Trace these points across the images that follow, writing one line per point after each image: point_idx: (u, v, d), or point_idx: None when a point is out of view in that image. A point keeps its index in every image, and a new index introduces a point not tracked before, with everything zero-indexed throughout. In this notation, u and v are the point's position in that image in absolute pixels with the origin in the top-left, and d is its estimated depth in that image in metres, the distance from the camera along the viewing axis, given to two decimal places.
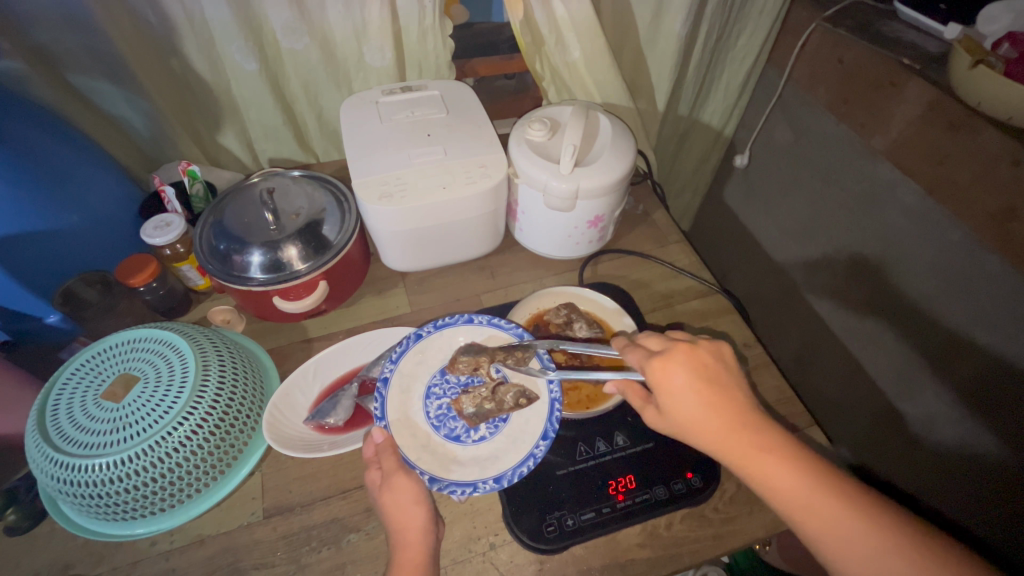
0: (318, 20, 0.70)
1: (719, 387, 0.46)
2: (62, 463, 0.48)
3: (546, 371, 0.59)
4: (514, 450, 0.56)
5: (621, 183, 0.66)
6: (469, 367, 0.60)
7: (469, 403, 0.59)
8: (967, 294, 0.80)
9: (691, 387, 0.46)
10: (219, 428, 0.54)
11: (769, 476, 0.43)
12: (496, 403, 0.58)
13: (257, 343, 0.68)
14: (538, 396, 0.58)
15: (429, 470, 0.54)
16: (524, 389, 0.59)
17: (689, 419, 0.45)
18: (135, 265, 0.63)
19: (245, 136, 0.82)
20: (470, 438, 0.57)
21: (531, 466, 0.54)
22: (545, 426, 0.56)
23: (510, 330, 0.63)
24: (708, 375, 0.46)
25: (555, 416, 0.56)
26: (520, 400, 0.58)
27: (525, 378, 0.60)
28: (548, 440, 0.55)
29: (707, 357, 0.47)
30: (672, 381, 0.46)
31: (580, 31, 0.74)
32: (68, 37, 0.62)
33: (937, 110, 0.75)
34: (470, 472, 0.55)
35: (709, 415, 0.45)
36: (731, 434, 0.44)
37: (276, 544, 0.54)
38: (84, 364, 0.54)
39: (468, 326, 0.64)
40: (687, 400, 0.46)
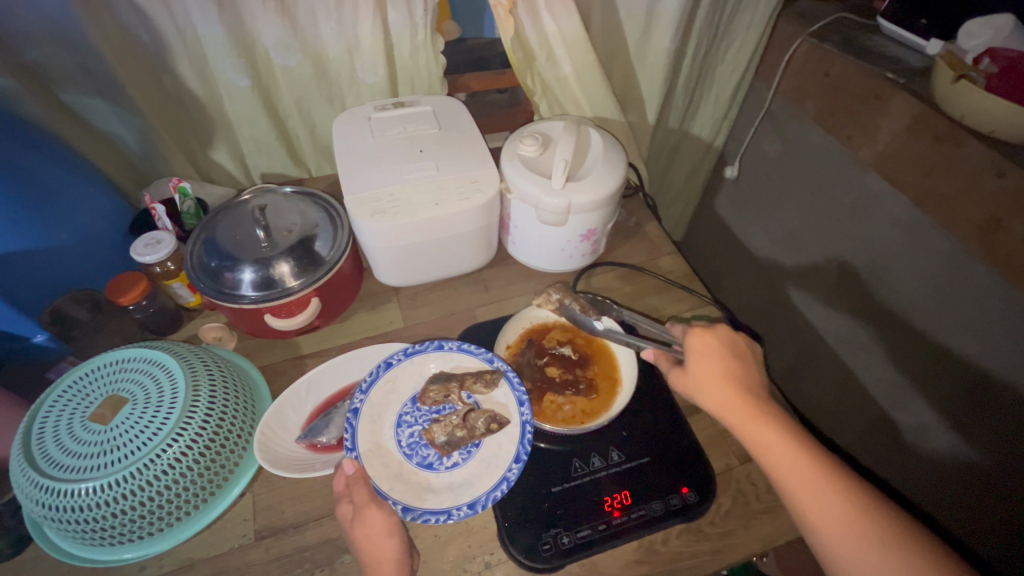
0: (310, 37, 0.71)
1: (745, 365, 0.55)
2: (48, 488, 0.47)
3: (516, 396, 0.59)
4: (487, 476, 0.55)
5: (613, 197, 0.66)
6: (440, 395, 0.60)
7: (440, 431, 0.58)
8: (956, 303, 0.81)
9: (720, 357, 0.55)
10: (210, 448, 0.53)
11: (799, 485, 0.47)
12: (467, 429, 0.58)
13: (248, 361, 0.67)
14: (508, 421, 0.58)
15: (402, 499, 0.54)
16: (494, 415, 0.58)
17: (716, 394, 0.53)
18: (125, 283, 0.62)
19: (238, 151, 0.82)
20: (443, 466, 0.57)
21: (505, 489, 0.54)
22: (517, 449, 0.56)
23: (481, 356, 0.63)
24: (738, 353, 0.56)
25: (527, 438, 0.56)
26: (491, 426, 0.58)
27: (496, 405, 0.60)
28: (520, 463, 0.55)
29: (743, 342, 0.57)
30: (710, 352, 0.55)
31: (571, 47, 0.76)
32: (60, 56, 0.62)
33: (922, 123, 0.76)
34: (444, 500, 0.54)
35: (723, 376, 0.54)
36: (757, 423, 0.51)
37: (268, 566, 0.54)
38: (71, 385, 0.53)
39: (439, 353, 0.63)
40: (718, 367, 0.54)
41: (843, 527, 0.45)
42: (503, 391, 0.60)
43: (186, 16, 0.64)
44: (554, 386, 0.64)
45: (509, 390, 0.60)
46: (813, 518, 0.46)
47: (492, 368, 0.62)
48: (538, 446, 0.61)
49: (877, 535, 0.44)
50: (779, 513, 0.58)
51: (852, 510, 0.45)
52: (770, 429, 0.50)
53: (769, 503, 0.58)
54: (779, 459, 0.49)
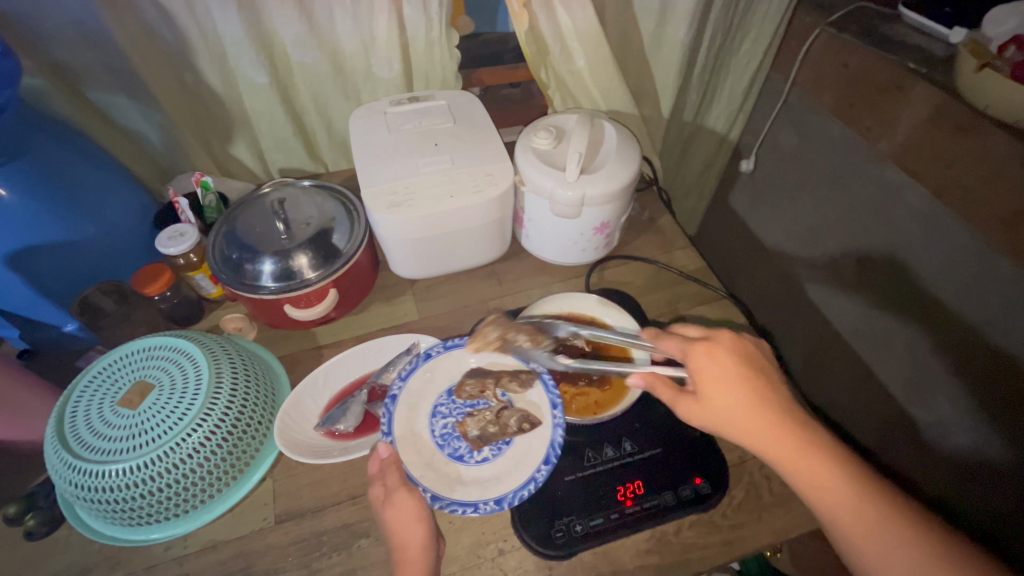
0: (327, 33, 0.72)
1: (765, 378, 0.48)
2: (80, 468, 0.49)
3: (550, 398, 0.58)
4: (515, 474, 0.55)
5: (626, 190, 0.66)
6: (475, 390, 0.60)
7: (474, 426, 0.59)
8: (978, 298, 0.79)
9: (732, 373, 0.47)
10: (231, 435, 0.55)
11: (835, 501, 0.43)
12: (499, 426, 0.58)
13: (268, 351, 0.69)
14: (541, 423, 0.58)
15: (432, 487, 0.54)
16: (527, 414, 0.58)
17: (733, 410, 0.46)
18: (149, 274, 0.64)
19: (257, 147, 0.84)
20: (474, 459, 0.56)
21: (532, 489, 0.53)
22: (547, 451, 0.55)
23: (517, 355, 0.62)
24: (754, 364, 0.48)
25: (558, 440, 0.55)
26: (523, 425, 0.58)
27: (529, 404, 0.59)
28: (549, 465, 0.54)
29: (754, 348, 0.49)
30: (724, 371, 0.47)
31: (585, 40, 0.76)
32: (87, 55, 0.64)
33: (943, 114, 0.74)
34: (472, 492, 0.54)
35: (750, 401, 0.46)
36: (788, 439, 0.45)
37: (287, 549, 0.55)
38: (101, 371, 0.55)
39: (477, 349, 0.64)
40: (737, 390, 0.47)
41: (922, 568, 0.39)
42: (538, 391, 0.60)
43: (207, 14, 0.66)
44: (568, 377, 0.64)
45: (544, 391, 0.59)
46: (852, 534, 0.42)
47: (529, 369, 0.61)
48: None
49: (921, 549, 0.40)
50: (793, 507, 0.58)
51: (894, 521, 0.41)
52: (802, 442, 0.44)
53: (782, 496, 0.58)
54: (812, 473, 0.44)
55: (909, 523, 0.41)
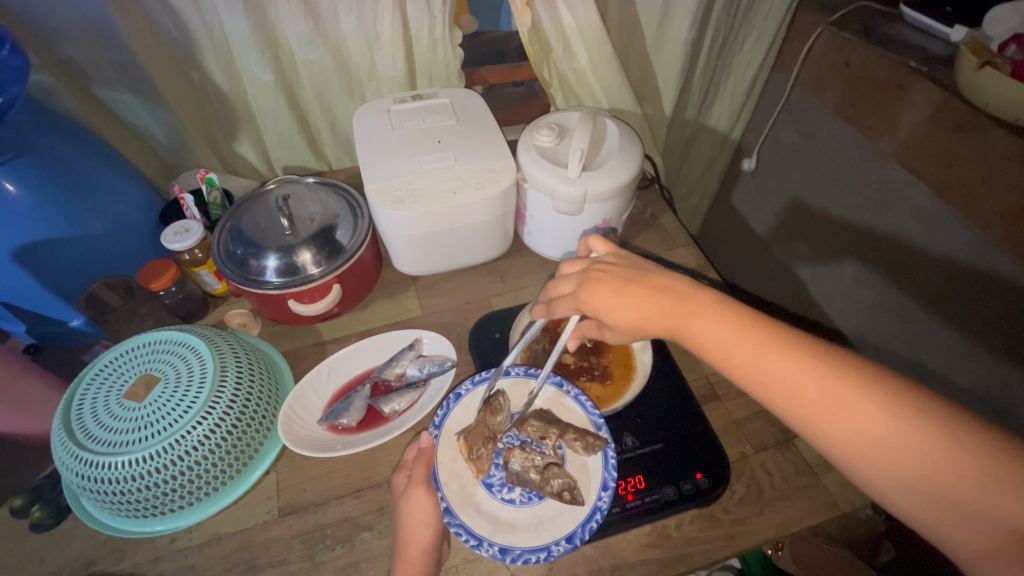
0: (332, 31, 0.73)
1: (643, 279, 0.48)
2: (86, 460, 0.50)
3: (604, 478, 0.53)
4: (533, 534, 0.52)
5: (628, 187, 0.66)
6: (536, 433, 0.57)
7: (517, 460, 0.56)
8: (980, 296, 0.79)
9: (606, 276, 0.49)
10: (236, 428, 0.55)
11: (734, 353, 0.43)
12: (542, 479, 0.54)
13: (272, 346, 0.69)
14: (583, 502, 0.53)
15: (450, 499, 0.53)
16: (573, 484, 0.54)
17: (619, 303, 0.47)
18: (156, 269, 0.64)
19: (261, 144, 0.84)
20: (501, 496, 0.54)
21: (541, 559, 0.50)
22: (574, 529, 0.51)
23: (592, 415, 0.58)
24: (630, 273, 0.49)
25: (591, 526, 0.51)
26: (563, 493, 0.53)
27: (580, 470, 0.55)
28: (570, 545, 0.50)
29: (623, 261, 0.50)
30: (602, 291, 0.48)
31: (587, 39, 0.76)
32: (94, 52, 0.65)
33: (944, 112, 0.75)
34: (482, 525, 0.52)
35: (638, 311, 0.46)
36: (675, 313, 0.45)
37: (291, 541, 0.55)
38: (107, 365, 0.56)
39: (557, 391, 0.61)
40: (620, 305, 0.47)
41: (846, 415, 0.38)
42: (597, 462, 0.55)
43: (213, 12, 0.66)
44: (569, 372, 0.65)
45: (601, 466, 0.54)
46: (763, 384, 0.41)
47: (598, 434, 0.56)
48: None
49: (822, 369, 0.40)
50: (793, 502, 0.58)
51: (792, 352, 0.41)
52: (685, 309, 0.45)
53: (784, 491, 0.59)
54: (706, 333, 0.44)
55: (806, 349, 0.41)
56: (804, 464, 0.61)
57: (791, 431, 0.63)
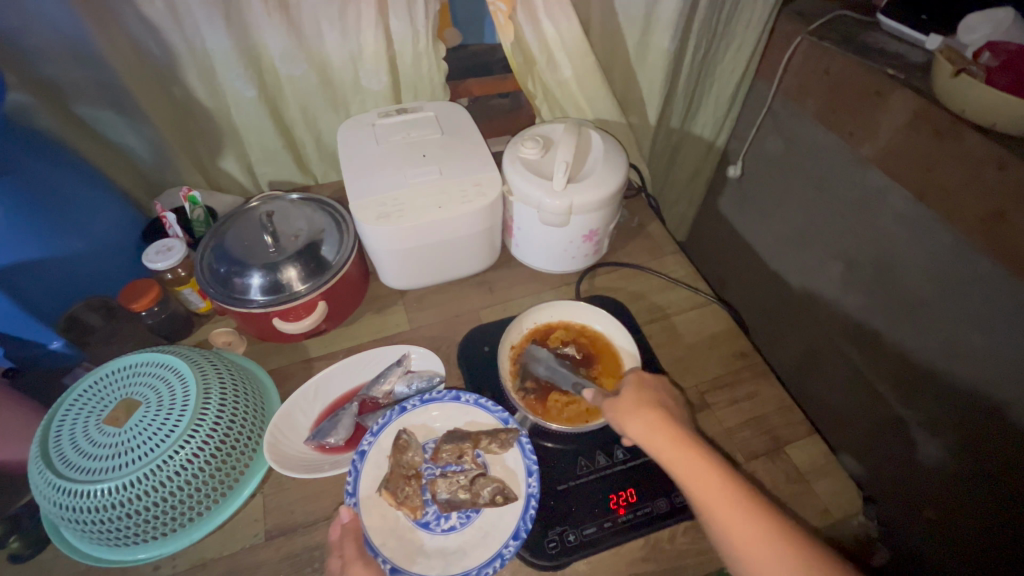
0: (315, 46, 0.73)
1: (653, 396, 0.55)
2: (65, 489, 0.48)
3: (526, 465, 0.56)
4: (482, 548, 0.53)
5: (614, 198, 0.67)
6: (452, 456, 0.58)
7: (444, 487, 0.56)
8: (962, 298, 0.80)
9: (637, 394, 0.55)
10: (220, 450, 0.54)
11: (714, 500, 0.46)
12: (471, 494, 0.56)
13: (259, 365, 0.68)
14: (516, 496, 0.55)
15: (392, 557, 0.52)
16: (503, 487, 0.56)
17: (642, 421, 0.52)
18: (137, 290, 0.64)
19: (245, 160, 0.84)
20: (440, 527, 0.54)
21: (498, 567, 0.51)
22: (517, 525, 0.53)
23: (497, 414, 0.60)
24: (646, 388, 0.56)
25: (530, 515, 0.53)
26: (496, 498, 0.55)
27: (506, 472, 0.57)
28: (519, 541, 0.52)
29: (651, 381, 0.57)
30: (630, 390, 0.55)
31: (571, 51, 0.77)
32: (73, 70, 0.64)
33: (923, 118, 0.76)
34: (434, 565, 0.52)
35: (642, 418, 0.52)
36: (682, 450, 0.49)
37: (279, 565, 0.54)
38: (87, 389, 0.55)
39: (454, 404, 0.61)
40: (647, 396, 0.55)
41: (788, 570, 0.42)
42: (514, 454, 0.58)
43: (194, 28, 0.66)
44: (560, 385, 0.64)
45: (521, 456, 0.57)
46: (731, 532, 0.45)
47: (508, 428, 0.59)
48: (544, 445, 0.61)
49: (791, 548, 0.43)
50: (785, 510, 0.58)
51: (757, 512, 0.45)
52: (681, 441, 0.50)
53: (776, 500, 0.59)
54: (694, 469, 0.48)
55: (766, 511, 0.45)
56: (795, 472, 0.61)
57: (781, 439, 0.63)
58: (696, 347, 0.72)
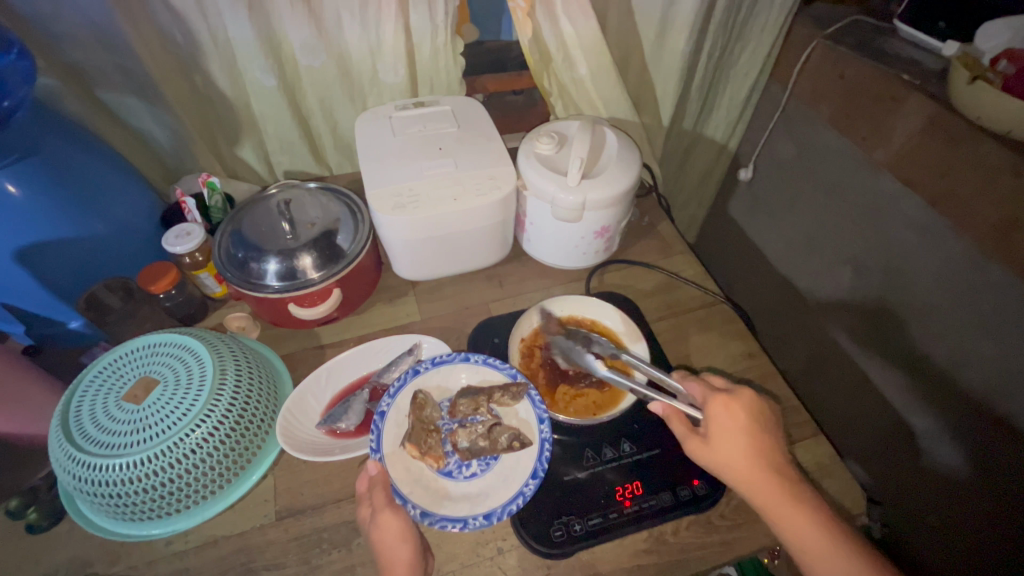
0: (336, 39, 0.74)
1: (767, 432, 0.53)
2: (84, 462, 0.50)
3: (537, 413, 0.58)
4: (504, 489, 0.55)
5: (626, 195, 0.67)
6: (469, 409, 0.59)
7: (464, 437, 0.58)
8: (972, 306, 0.80)
9: (746, 433, 0.52)
10: (234, 431, 0.55)
11: (816, 554, 0.47)
12: (490, 441, 0.57)
13: (271, 350, 0.69)
14: (531, 441, 0.57)
15: (420, 504, 0.53)
16: (518, 432, 0.57)
17: (746, 465, 0.51)
18: (156, 272, 0.64)
19: (263, 149, 0.85)
20: (462, 475, 0.56)
21: (520, 504, 0.53)
22: (534, 466, 0.55)
23: (505, 370, 0.62)
24: (760, 420, 0.54)
25: (546, 455, 0.55)
26: (513, 443, 0.57)
27: (520, 421, 0.59)
28: (538, 479, 0.54)
29: (765, 408, 0.55)
30: (736, 423, 0.53)
31: (587, 49, 0.77)
32: (100, 56, 0.65)
33: (938, 124, 0.76)
34: (460, 508, 0.54)
35: (746, 456, 0.51)
36: (785, 498, 0.50)
37: (288, 545, 0.55)
38: (106, 366, 0.56)
39: (465, 364, 0.63)
40: (756, 436, 0.52)
41: None
42: (526, 406, 0.59)
43: (218, 18, 0.67)
44: (568, 379, 0.65)
45: (532, 407, 0.59)
46: None
47: (516, 381, 0.61)
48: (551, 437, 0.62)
49: None
50: None
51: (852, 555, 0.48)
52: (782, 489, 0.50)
53: None
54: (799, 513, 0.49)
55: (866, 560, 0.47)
56: (801, 470, 0.61)
57: (787, 438, 0.64)
58: (703, 344, 0.72)
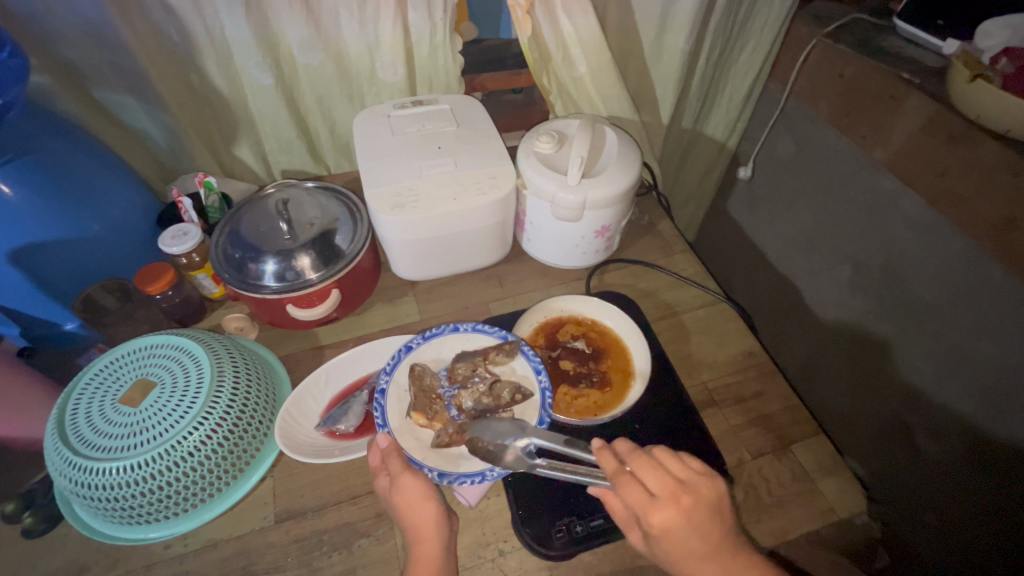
0: (333, 37, 0.73)
1: (711, 526, 0.43)
2: (80, 466, 0.49)
3: (534, 365, 0.59)
4: None
5: (626, 194, 0.67)
6: (467, 371, 0.60)
7: (467, 397, 0.58)
8: (970, 305, 0.80)
9: (690, 535, 0.42)
10: (232, 434, 0.55)
11: None
12: (493, 399, 0.58)
13: (270, 351, 0.69)
14: (532, 393, 0.58)
15: (437, 466, 0.54)
16: (519, 386, 0.58)
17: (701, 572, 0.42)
18: (152, 273, 0.64)
19: (261, 148, 0.84)
20: None
21: (532, 450, 0.54)
22: (540, 415, 0.56)
23: (496, 333, 0.62)
24: (698, 512, 0.43)
25: (549, 403, 0.57)
26: (515, 396, 0.58)
27: (519, 378, 0.59)
28: (544, 425, 0.55)
29: (698, 495, 0.43)
30: (675, 528, 0.42)
31: (587, 47, 0.77)
32: (95, 54, 0.65)
33: (937, 123, 0.76)
34: (476, 464, 0.54)
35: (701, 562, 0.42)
36: None
37: (288, 547, 0.55)
38: (103, 369, 0.55)
39: (455, 334, 0.63)
40: (698, 535, 0.42)
41: None
42: (522, 362, 0.60)
43: (214, 16, 0.67)
44: (568, 378, 0.65)
45: (527, 362, 0.60)
46: None
47: (509, 341, 0.61)
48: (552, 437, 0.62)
49: None
50: (792, 507, 0.58)
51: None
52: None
53: (781, 497, 0.59)
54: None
55: None
56: (802, 470, 0.61)
57: (788, 438, 0.64)
58: (704, 344, 0.72)
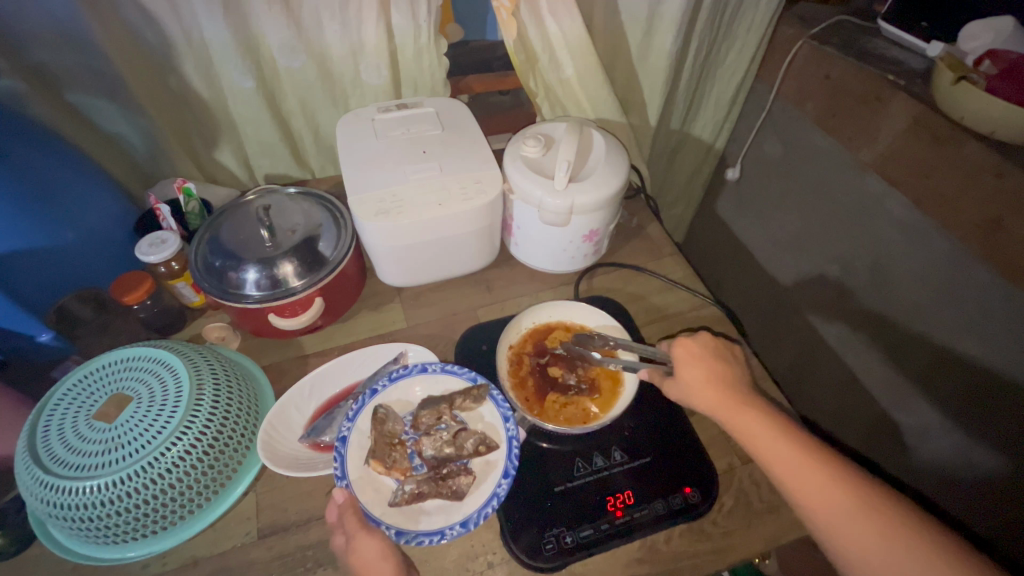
0: (315, 39, 0.72)
1: (726, 364, 0.57)
2: (52, 485, 0.47)
3: (502, 414, 0.58)
4: (476, 494, 0.54)
5: (614, 198, 0.66)
6: (432, 419, 0.58)
7: (429, 445, 0.57)
8: (956, 305, 0.81)
9: (700, 363, 0.57)
10: (213, 447, 0.53)
11: (784, 468, 0.49)
12: (455, 447, 0.57)
13: (252, 361, 0.67)
14: (497, 444, 0.57)
15: (395, 523, 0.53)
16: (483, 437, 0.57)
17: (694, 379, 0.56)
18: (129, 282, 0.62)
19: (242, 152, 0.83)
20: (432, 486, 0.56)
21: (495, 506, 0.53)
22: (505, 464, 0.55)
23: (464, 375, 0.60)
24: (717, 353, 0.58)
25: (515, 454, 0.56)
26: (479, 448, 0.56)
27: (484, 426, 0.58)
28: (509, 478, 0.54)
29: (721, 342, 0.60)
30: (692, 356, 0.57)
31: (573, 49, 0.76)
32: (69, 57, 0.62)
33: (922, 125, 0.77)
34: (437, 519, 0.53)
35: (705, 384, 0.56)
36: (746, 417, 0.53)
37: (271, 564, 0.54)
38: (77, 383, 0.53)
39: (424, 375, 0.61)
40: (699, 360, 0.57)
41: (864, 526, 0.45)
42: (489, 409, 0.59)
43: (192, 17, 0.65)
44: (558, 386, 0.64)
45: (495, 408, 0.58)
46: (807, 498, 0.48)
47: (477, 385, 0.60)
48: (540, 445, 0.61)
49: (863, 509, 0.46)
50: (781, 513, 0.58)
51: (876, 518, 0.46)
52: (743, 413, 0.53)
53: (771, 503, 0.58)
54: (781, 463, 0.50)
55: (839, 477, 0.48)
56: None
57: None
58: None
